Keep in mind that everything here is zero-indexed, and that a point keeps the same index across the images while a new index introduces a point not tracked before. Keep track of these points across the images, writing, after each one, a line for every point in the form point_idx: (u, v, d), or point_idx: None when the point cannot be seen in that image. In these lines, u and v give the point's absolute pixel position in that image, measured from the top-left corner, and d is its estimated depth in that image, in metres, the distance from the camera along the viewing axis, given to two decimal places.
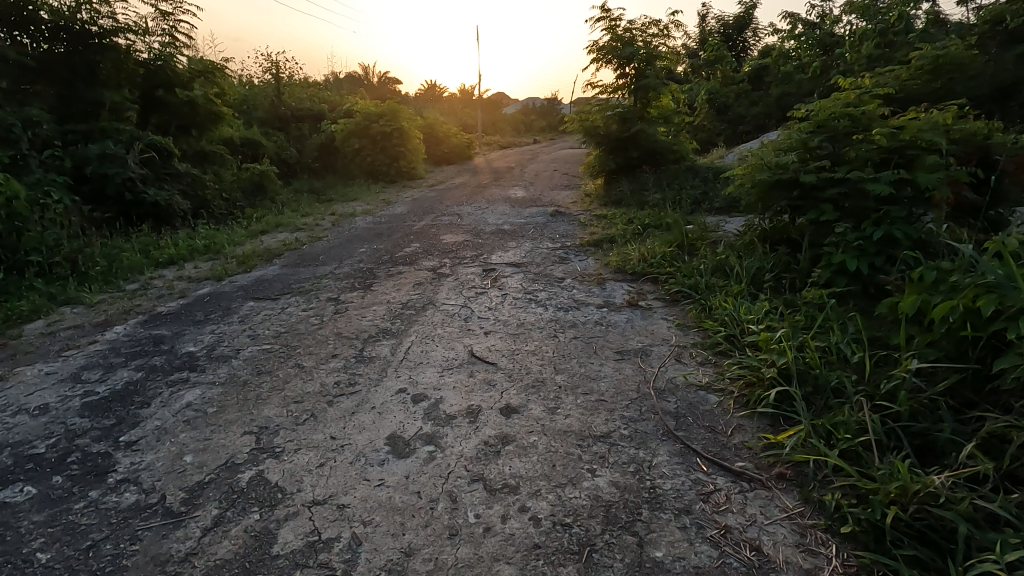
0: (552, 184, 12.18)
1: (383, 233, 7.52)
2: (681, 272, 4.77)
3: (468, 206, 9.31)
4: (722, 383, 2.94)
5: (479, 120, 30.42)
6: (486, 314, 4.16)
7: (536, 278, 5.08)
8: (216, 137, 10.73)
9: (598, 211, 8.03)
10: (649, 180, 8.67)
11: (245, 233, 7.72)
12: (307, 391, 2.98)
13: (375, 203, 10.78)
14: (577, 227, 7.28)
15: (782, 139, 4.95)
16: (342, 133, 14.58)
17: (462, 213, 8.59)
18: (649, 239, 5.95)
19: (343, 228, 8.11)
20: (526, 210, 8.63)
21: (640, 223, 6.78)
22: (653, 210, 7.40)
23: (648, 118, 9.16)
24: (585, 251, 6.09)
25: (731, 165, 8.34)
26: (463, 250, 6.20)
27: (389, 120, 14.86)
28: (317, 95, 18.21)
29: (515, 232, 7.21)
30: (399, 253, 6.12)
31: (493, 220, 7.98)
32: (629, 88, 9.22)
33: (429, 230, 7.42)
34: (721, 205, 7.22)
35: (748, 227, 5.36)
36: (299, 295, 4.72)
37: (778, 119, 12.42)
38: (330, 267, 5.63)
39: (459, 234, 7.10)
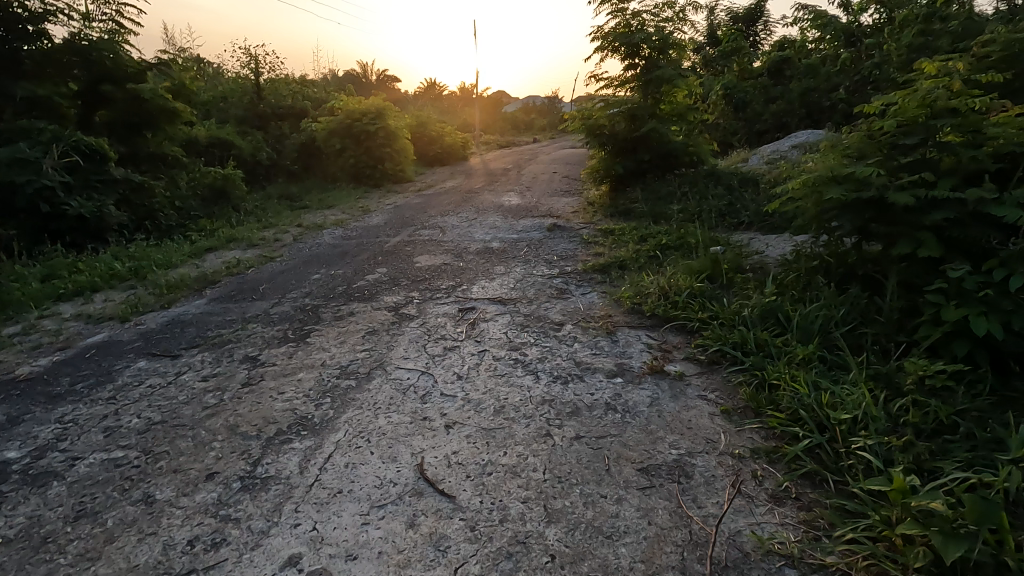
0: (551, 189, 10.97)
1: (349, 252, 6.34)
2: (716, 319, 3.61)
3: (453, 217, 8.14)
4: (822, 554, 1.78)
5: (476, 118, 29.14)
6: (452, 387, 2.99)
7: (525, 324, 3.92)
8: (175, 137, 9.60)
9: (603, 224, 6.88)
10: (662, 188, 7.50)
11: (187, 251, 6.57)
12: (137, 566, 1.81)
13: (351, 212, 9.58)
14: (578, 245, 6.12)
15: (848, 141, 3.77)
16: (323, 132, 13.39)
17: (446, 226, 7.45)
18: (668, 266, 4.78)
19: (305, 244, 6.94)
20: (519, 223, 7.47)
21: (655, 241, 5.62)
22: (669, 225, 6.23)
23: (661, 116, 7.96)
24: (588, 280, 4.94)
25: (759, 171, 7.14)
26: (438, 279, 5.03)
27: (374, 118, 13.64)
28: (299, 91, 17.02)
29: (505, 252, 6.04)
30: (359, 282, 4.95)
31: (479, 235, 6.82)
32: (639, 81, 8.01)
33: (402, 249, 6.23)
34: (750, 219, 6.06)
35: (800, 256, 4.19)
36: (208, 352, 3.54)
37: (800, 117, 11.18)
38: (267, 304, 4.47)
39: (438, 255, 5.93)
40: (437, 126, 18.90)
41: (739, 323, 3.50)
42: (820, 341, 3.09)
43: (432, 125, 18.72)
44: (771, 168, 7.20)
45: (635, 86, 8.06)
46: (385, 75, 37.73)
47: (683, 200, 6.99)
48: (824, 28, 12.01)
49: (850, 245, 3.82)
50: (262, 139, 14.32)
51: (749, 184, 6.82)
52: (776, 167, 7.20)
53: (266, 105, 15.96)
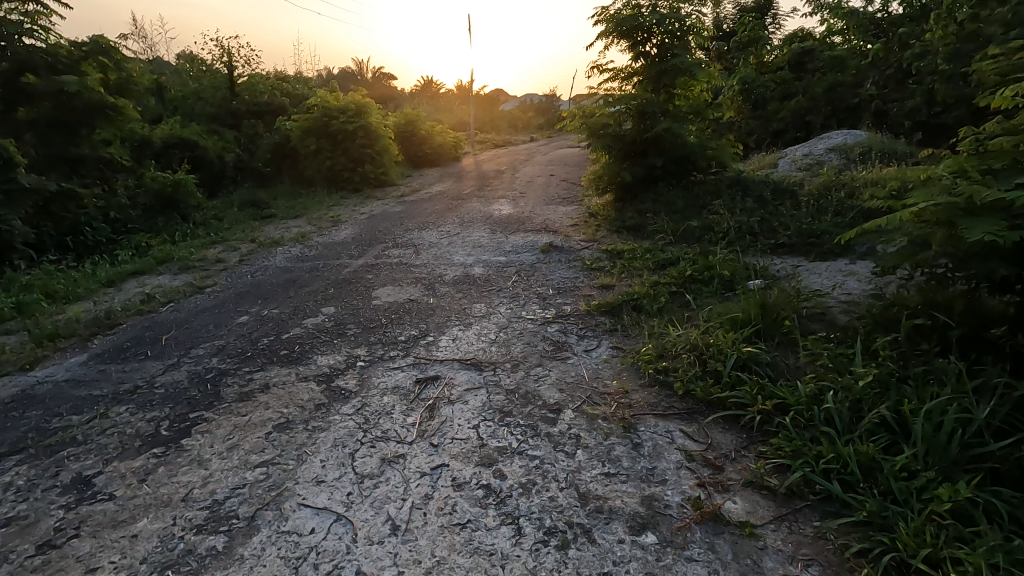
0: (548, 196, 9.79)
1: (297, 281, 5.14)
2: (787, 414, 2.46)
3: (433, 232, 7.00)
4: None
5: (470, 116, 27.86)
6: (377, 557, 1.83)
7: (506, 409, 2.75)
8: (117, 137, 8.42)
9: (609, 244, 5.73)
10: (677, 199, 6.35)
11: (103, 277, 5.41)
12: None
13: (318, 223, 8.40)
14: (580, 273, 4.96)
15: (972, 150, 2.62)
16: (297, 131, 12.19)
17: (422, 244, 6.30)
18: (701, 312, 3.63)
19: (251, 268, 5.78)
20: (508, 239, 6.31)
21: (677, 270, 4.45)
22: (691, 248, 5.06)
23: (677, 113, 6.78)
24: (593, 327, 3.79)
25: (795, 179, 5.96)
26: (396, 326, 3.84)
27: (352, 115, 12.36)
28: (277, 87, 15.79)
29: (489, 281, 4.89)
30: (294, 331, 3.78)
31: (459, 258, 5.64)
32: (649, 72, 6.83)
33: (362, 278, 5.05)
34: (793, 242, 4.89)
35: (891, 308, 3.03)
36: (28, 464, 2.37)
37: (825, 116, 9.98)
38: (158, 367, 3.30)
39: (404, 287, 4.75)
40: (426, 125, 17.69)
41: (825, 424, 2.36)
42: (970, 474, 1.96)
43: (421, 124, 17.49)
44: (809, 177, 6.02)
45: (645, 78, 6.88)
46: (378, 72, 36.42)
47: (704, 215, 5.84)
48: (848, 17, 10.77)
49: (973, 298, 2.68)
50: (232, 139, 13.12)
51: (784, 196, 5.65)
52: (815, 175, 6.03)
53: (240, 102, 14.73)
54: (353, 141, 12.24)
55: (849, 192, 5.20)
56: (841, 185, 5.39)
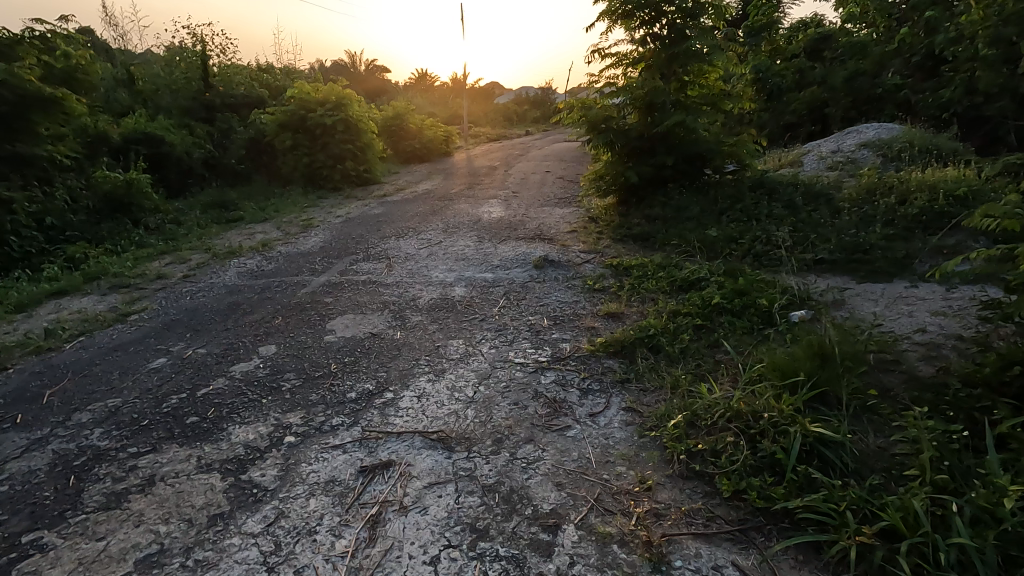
0: (543, 196, 8.95)
1: (241, 306, 4.30)
2: (897, 551, 1.66)
3: (412, 240, 6.15)
4: None
5: (463, 109, 26.87)
6: None
7: (482, 524, 1.93)
8: (60, 133, 7.55)
9: (614, 258, 4.91)
10: (692, 204, 5.53)
11: (15, 299, 4.59)
12: None
13: (286, 228, 7.54)
14: (580, 297, 4.13)
15: None
16: (272, 125, 11.26)
17: (398, 256, 5.45)
18: (742, 363, 2.81)
19: (195, 286, 4.96)
20: (496, 250, 5.50)
21: (702, 296, 3.62)
22: (712, 266, 4.24)
23: (690, 103, 5.90)
24: (599, 376, 2.96)
25: (830, 181, 5.12)
26: (346, 377, 2.99)
27: (331, 108, 11.35)
28: (255, 78, 14.87)
29: (472, 306, 4.08)
30: (217, 383, 2.95)
31: (438, 275, 4.80)
32: (657, 58, 5.96)
33: (318, 303, 4.19)
34: (835, 258, 4.08)
35: (1007, 369, 2.23)
36: None
37: (845, 108, 9.14)
38: (20, 443, 2.48)
39: (366, 316, 3.90)
40: (416, 118, 16.79)
41: (961, 574, 1.56)
42: None
43: (409, 118, 16.53)
44: (845, 178, 5.20)
45: (653, 63, 6.01)
46: (370, 64, 35.35)
47: (725, 224, 5.02)
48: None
49: None
50: (203, 135, 12.20)
51: (819, 202, 4.83)
52: (852, 176, 5.21)
53: (214, 95, 13.79)
54: (333, 135, 11.33)
55: (899, 198, 4.38)
56: (887, 189, 4.57)
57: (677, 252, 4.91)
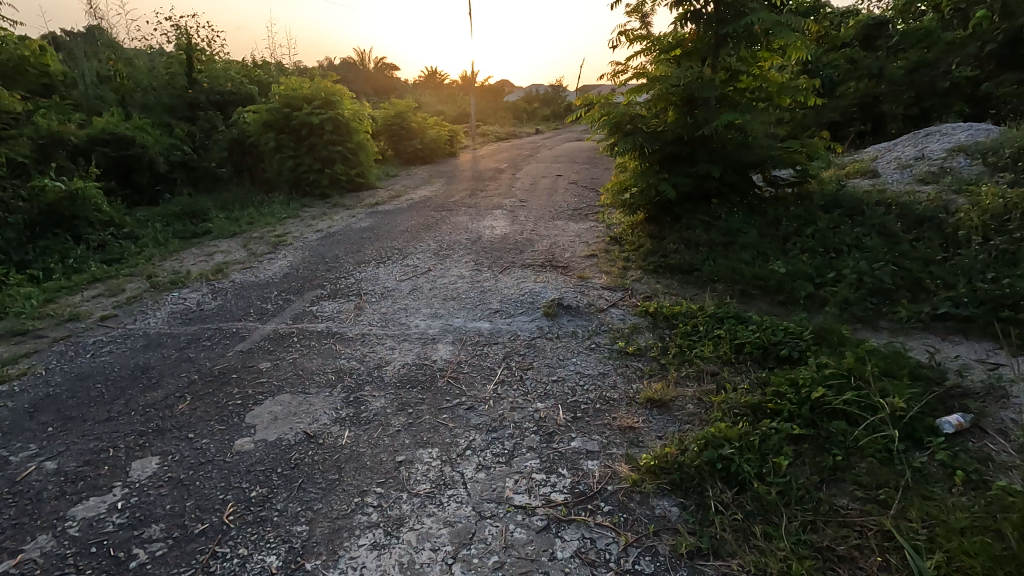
0: (554, 207, 7.79)
1: (149, 371, 3.20)
2: None
3: (395, 267, 5.02)
4: None
5: (470, 107, 25.71)
6: None
7: None
8: None
9: (649, 302, 3.77)
10: (746, 226, 4.37)
11: None
12: None
13: (254, 246, 6.45)
14: (607, 366, 2.99)
15: None
16: (255, 125, 10.18)
17: (372, 293, 4.31)
18: (904, 546, 1.66)
19: (108, 333, 3.86)
20: (495, 285, 4.37)
21: (792, 382, 2.47)
22: (791, 323, 3.08)
23: (740, 100, 4.71)
24: (651, 545, 1.82)
25: (933, 199, 3.94)
26: (241, 538, 1.87)
27: (320, 106, 10.14)
28: (245, 74, 13.83)
29: (458, 378, 2.95)
30: (32, 548, 1.84)
31: (418, 325, 3.66)
32: (701, 41, 4.75)
33: (249, 371, 3.07)
34: (968, 314, 2.93)
35: None
36: None
37: (905, 105, 7.88)
38: None
39: (307, 397, 2.78)
40: (417, 117, 15.67)
41: None
42: None
43: (411, 117, 15.39)
44: (949, 196, 4.02)
45: (693, 49, 4.80)
46: (378, 61, 34.28)
47: (793, 257, 3.87)
48: None
49: None
50: (183, 135, 11.17)
51: (922, 231, 3.66)
52: (958, 194, 4.02)
53: (198, 92, 12.74)
54: (321, 135, 10.21)
55: None
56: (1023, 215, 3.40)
57: (732, 294, 3.76)
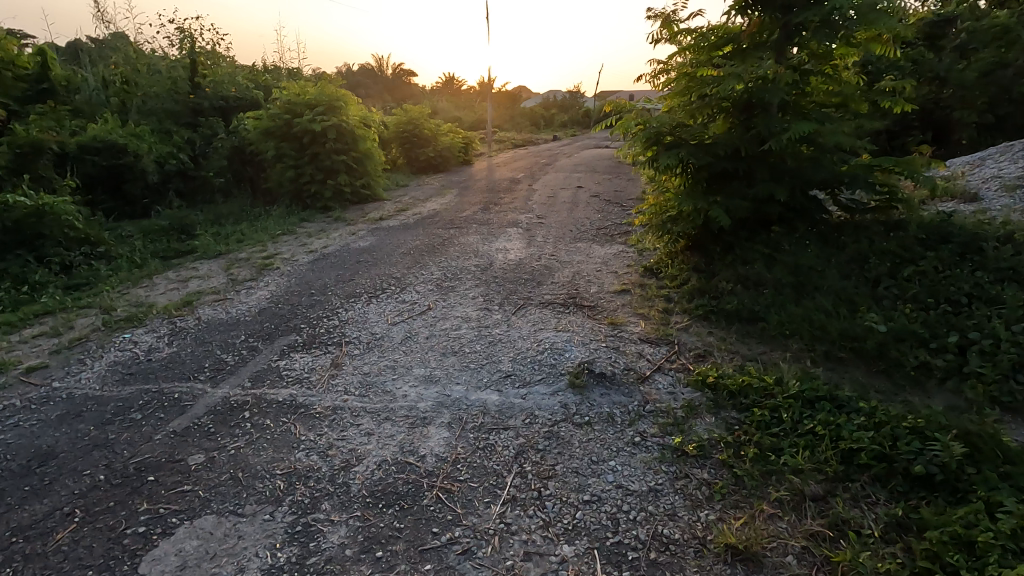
0: (575, 226, 6.97)
1: (49, 460, 2.44)
2: None
3: (389, 304, 4.22)
4: None
5: (487, 113, 24.99)
6: None
7: None
8: None
9: (705, 368, 2.92)
10: (820, 264, 3.52)
11: None
12: None
13: (237, 270, 5.74)
14: (660, 477, 2.15)
15: None
16: (254, 132, 9.51)
17: (356, 343, 3.51)
18: None
19: (26, 393, 3.12)
20: (507, 334, 3.55)
21: (959, 541, 1.62)
22: (917, 418, 2.23)
23: (810, 108, 3.86)
24: None
25: None
26: None
27: (323, 112, 9.39)
28: (251, 79, 13.25)
29: (453, 492, 2.13)
30: None
31: (406, 395, 2.84)
32: (764, 35, 3.90)
33: (173, 470, 2.29)
34: None
35: None
36: None
37: (978, 113, 6.92)
38: None
39: (240, 523, 1.98)
40: (431, 123, 14.96)
41: None
42: None
43: (423, 124, 14.66)
44: None
45: (754, 44, 3.93)
46: (395, 67, 33.79)
47: (891, 311, 3.02)
48: None
49: None
50: (182, 142, 10.57)
51: None
52: None
53: (201, 97, 12.15)
54: (323, 143, 9.48)
55: None
56: None
57: (814, 358, 2.91)
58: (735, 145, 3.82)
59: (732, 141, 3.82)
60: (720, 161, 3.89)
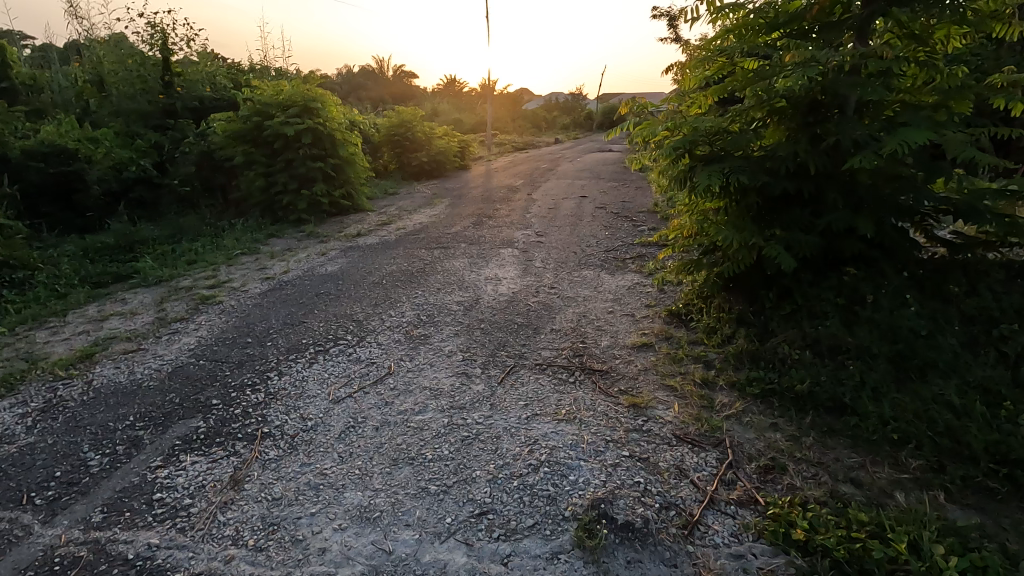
0: (580, 249, 5.98)
1: None
2: None
3: (337, 366, 3.22)
4: None
5: (486, 115, 24.03)
6: None
7: None
8: None
9: (784, 501, 1.94)
10: (927, 329, 2.55)
11: None
12: None
13: (172, 305, 4.76)
14: None
15: None
16: (221, 136, 8.48)
17: (276, 438, 2.50)
18: None
19: None
20: (489, 423, 2.55)
21: None
22: None
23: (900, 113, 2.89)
24: None
25: None
26: None
27: (297, 113, 8.33)
28: (230, 78, 12.28)
29: None
30: None
31: (324, 553, 1.83)
32: (838, 13, 2.90)
33: None
34: None
35: None
36: None
37: None
38: None
39: None
40: (424, 125, 13.96)
41: None
42: None
43: (417, 127, 13.66)
44: None
45: (823, 24, 2.93)
46: (396, 69, 32.86)
47: None
48: None
49: None
50: (146, 147, 9.60)
51: None
52: None
53: (172, 96, 11.17)
54: (296, 148, 8.42)
55: None
56: None
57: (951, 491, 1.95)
58: (802, 160, 2.83)
59: (799, 155, 2.83)
60: (780, 181, 2.89)
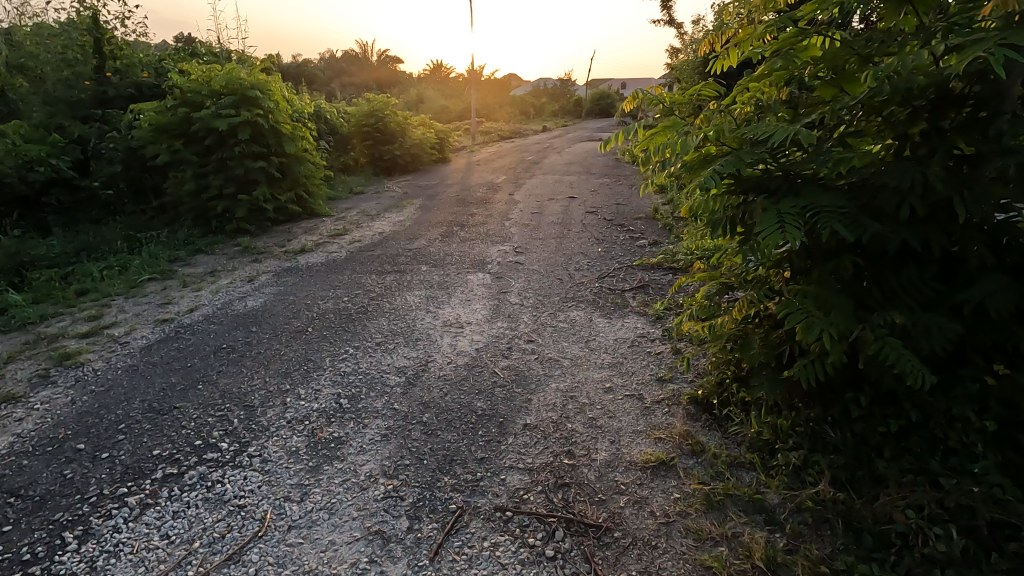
0: (567, 275, 4.83)
1: None
2: None
3: (177, 521, 2.03)
4: None
5: (469, 102, 22.59)
6: None
7: None
8: None
9: None
10: None
11: None
12: None
13: (19, 367, 3.52)
14: None
15: None
16: (143, 130, 7.15)
17: None
18: None
19: None
20: None
21: None
22: None
23: None
24: None
25: None
26: None
27: (232, 103, 7.04)
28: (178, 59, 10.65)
29: None
30: None
31: None
32: None
33: None
34: None
35: None
36: None
37: None
38: None
39: None
40: (396, 114, 12.63)
41: None
42: None
43: (388, 117, 12.33)
44: None
45: None
46: (376, 53, 31.21)
47: None
48: None
49: None
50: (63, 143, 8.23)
51: None
52: None
53: (105, 83, 9.52)
54: (232, 143, 7.12)
55: None
56: None
57: None
58: (936, 200, 1.69)
59: (935, 191, 1.68)
60: (897, 230, 1.72)
